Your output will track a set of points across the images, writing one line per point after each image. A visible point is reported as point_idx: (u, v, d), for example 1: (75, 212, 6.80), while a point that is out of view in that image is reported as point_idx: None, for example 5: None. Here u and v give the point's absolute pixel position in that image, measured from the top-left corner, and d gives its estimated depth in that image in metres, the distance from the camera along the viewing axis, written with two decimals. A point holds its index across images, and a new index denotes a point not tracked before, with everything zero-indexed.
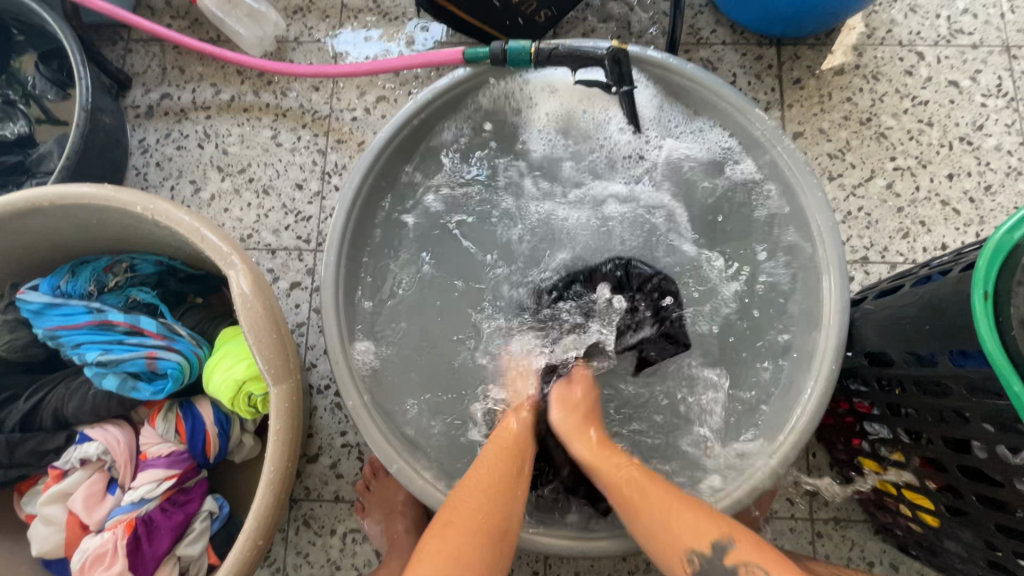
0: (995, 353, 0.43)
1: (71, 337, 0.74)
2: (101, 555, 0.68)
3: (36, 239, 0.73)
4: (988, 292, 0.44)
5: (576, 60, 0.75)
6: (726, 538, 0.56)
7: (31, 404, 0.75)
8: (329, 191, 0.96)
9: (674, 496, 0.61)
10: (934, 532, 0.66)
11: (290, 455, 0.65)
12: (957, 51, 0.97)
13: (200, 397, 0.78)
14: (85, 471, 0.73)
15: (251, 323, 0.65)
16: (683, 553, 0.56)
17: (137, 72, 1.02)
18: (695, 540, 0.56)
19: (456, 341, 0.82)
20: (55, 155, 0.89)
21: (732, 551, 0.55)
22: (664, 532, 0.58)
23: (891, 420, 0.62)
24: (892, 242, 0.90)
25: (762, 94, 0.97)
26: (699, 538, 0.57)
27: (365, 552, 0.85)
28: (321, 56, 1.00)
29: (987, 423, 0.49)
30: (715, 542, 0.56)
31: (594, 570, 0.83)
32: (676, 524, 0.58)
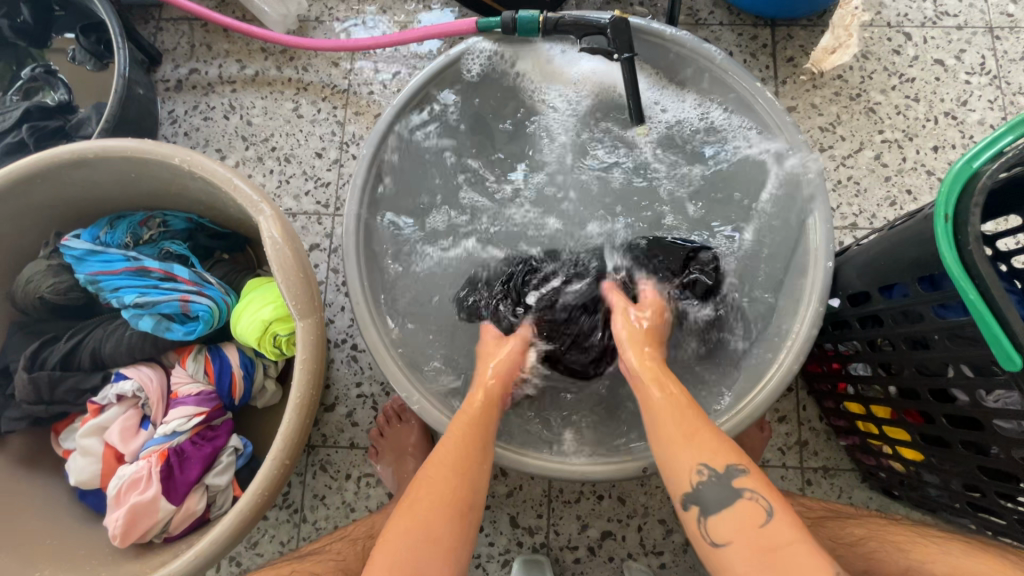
0: (952, 268, 0.48)
1: (109, 282, 0.79)
2: (137, 480, 0.73)
3: (79, 191, 0.79)
4: (948, 214, 0.49)
5: (580, 29, 0.80)
6: (740, 466, 0.53)
7: (71, 345, 0.80)
8: (347, 160, 1.02)
9: (700, 421, 0.58)
10: (913, 465, 0.71)
11: (314, 385, 0.71)
12: (943, 32, 1.02)
13: (227, 342, 0.84)
14: (120, 407, 0.78)
15: (280, 264, 0.70)
16: (692, 470, 0.54)
17: (167, 48, 1.08)
18: (710, 458, 0.54)
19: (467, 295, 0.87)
20: (93, 120, 0.95)
21: (744, 477, 0.53)
22: (676, 459, 0.56)
23: (869, 357, 0.67)
24: (880, 209, 0.95)
25: (757, 71, 1.03)
26: (714, 459, 0.54)
27: (378, 495, 0.89)
28: (341, 34, 1.06)
29: (952, 342, 0.54)
30: (728, 465, 0.54)
31: (595, 514, 0.87)
32: (692, 441, 0.56)
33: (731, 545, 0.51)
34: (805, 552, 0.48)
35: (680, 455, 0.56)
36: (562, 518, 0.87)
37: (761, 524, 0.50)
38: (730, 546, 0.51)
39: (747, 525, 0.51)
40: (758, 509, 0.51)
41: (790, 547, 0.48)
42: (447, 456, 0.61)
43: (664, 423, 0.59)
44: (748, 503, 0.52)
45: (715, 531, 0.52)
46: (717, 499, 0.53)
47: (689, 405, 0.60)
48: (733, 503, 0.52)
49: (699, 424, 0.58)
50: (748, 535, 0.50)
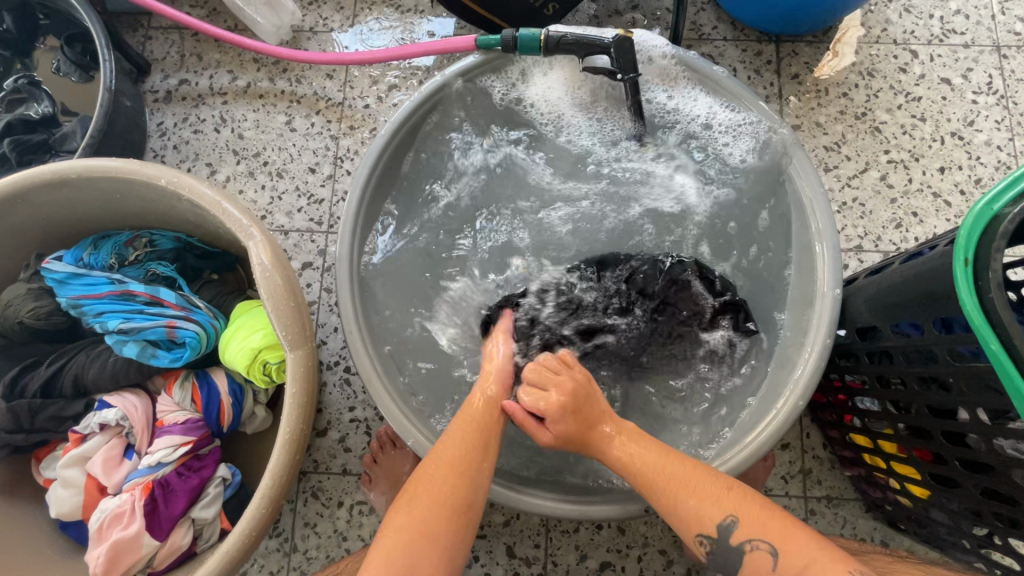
0: (973, 315, 0.46)
1: (93, 306, 0.76)
2: (119, 515, 0.70)
3: (62, 211, 0.77)
4: (967, 258, 0.47)
5: (583, 48, 0.78)
6: (730, 519, 0.56)
7: (52, 371, 0.77)
8: (341, 175, 0.99)
9: (691, 472, 0.60)
10: (921, 502, 0.69)
11: (305, 418, 0.68)
12: (950, 50, 1.01)
13: (216, 368, 0.81)
14: (103, 436, 0.76)
15: (269, 292, 0.68)
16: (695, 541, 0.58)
17: (156, 58, 1.05)
18: (703, 528, 0.57)
19: (464, 320, 0.84)
20: (78, 134, 0.92)
21: (739, 529, 0.56)
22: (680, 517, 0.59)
23: (879, 393, 0.66)
24: (886, 231, 0.94)
25: (761, 88, 1.00)
26: (705, 525, 0.57)
27: (371, 523, 0.87)
28: (335, 46, 1.03)
29: (968, 388, 0.53)
30: (720, 527, 0.56)
31: (594, 543, 0.85)
32: (683, 495, 0.58)
33: None
34: (830, 567, 0.52)
35: (681, 508, 0.58)
36: (560, 548, 0.85)
37: (774, 568, 0.54)
38: None
39: (760, 574, 0.55)
40: (764, 555, 0.55)
41: (817, 567, 0.53)
42: (445, 458, 0.61)
43: (671, 492, 0.59)
44: (754, 555, 0.55)
45: (735, 572, 0.58)
46: (724, 552, 0.57)
47: (673, 456, 0.62)
48: (745, 559, 0.55)
49: (694, 474, 0.60)
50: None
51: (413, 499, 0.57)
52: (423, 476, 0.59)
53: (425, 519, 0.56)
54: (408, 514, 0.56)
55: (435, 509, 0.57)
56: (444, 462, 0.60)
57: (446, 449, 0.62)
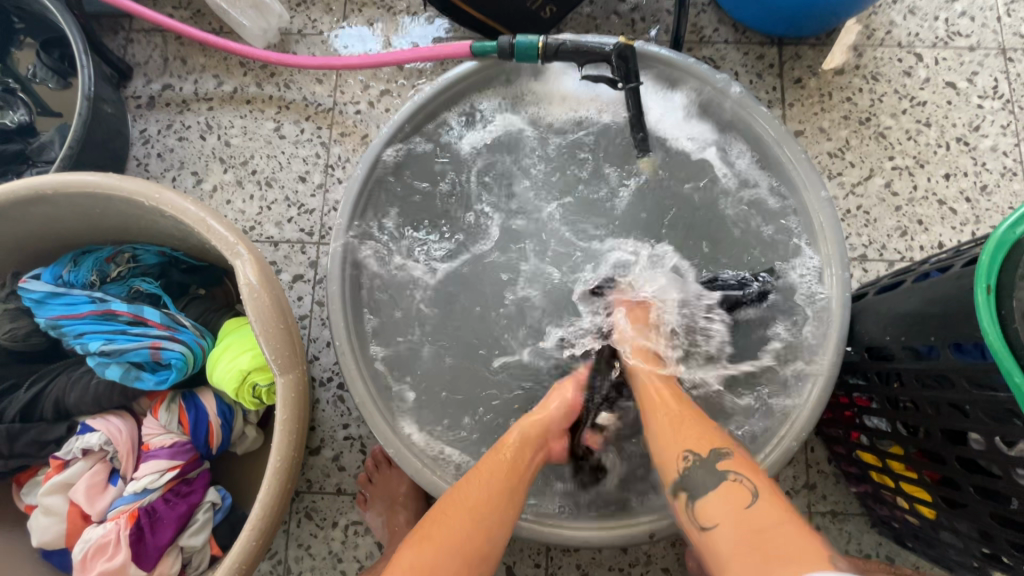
0: (997, 345, 0.46)
1: (73, 327, 0.74)
2: (104, 545, 0.68)
3: (37, 228, 0.73)
4: (990, 285, 0.48)
5: (582, 56, 0.75)
6: (725, 450, 0.56)
7: (31, 395, 0.74)
8: (333, 184, 0.96)
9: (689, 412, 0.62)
10: (930, 524, 0.67)
11: (296, 446, 0.65)
12: (955, 53, 0.99)
13: (203, 388, 0.78)
14: (86, 461, 0.73)
15: (257, 314, 0.65)
16: (678, 457, 0.56)
17: (138, 62, 1.02)
18: (695, 445, 0.57)
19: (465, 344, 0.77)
20: (56, 144, 0.89)
21: (728, 460, 0.55)
22: (669, 443, 0.58)
23: (889, 413, 0.65)
24: (890, 239, 0.92)
25: (764, 92, 0.98)
26: (699, 444, 0.57)
27: (367, 544, 0.85)
28: (325, 49, 1.00)
29: (987, 416, 0.53)
30: (712, 448, 0.56)
31: (595, 562, 0.83)
32: (679, 431, 0.59)
33: (719, 527, 0.51)
34: (795, 531, 0.48)
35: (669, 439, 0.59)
36: (560, 567, 0.83)
37: (746, 505, 0.51)
38: (718, 527, 0.51)
39: (730, 507, 0.51)
40: (744, 488, 0.52)
41: (780, 527, 0.49)
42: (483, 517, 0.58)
43: (656, 418, 0.62)
44: (734, 485, 0.53)
45: (706, 511, 0.53)
46: (700, 483, 0.54)
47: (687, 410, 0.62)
48: (721, 485, 0.53)
49: (686, 412, 0.61)
50: (738, 519, 0.50)
51: (430, 543, 0.53)
52: (441, 519, 0.55)
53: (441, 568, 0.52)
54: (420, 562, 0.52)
55: (456, 554, 0.53)
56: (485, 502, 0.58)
57: (469, 487, 0.58)
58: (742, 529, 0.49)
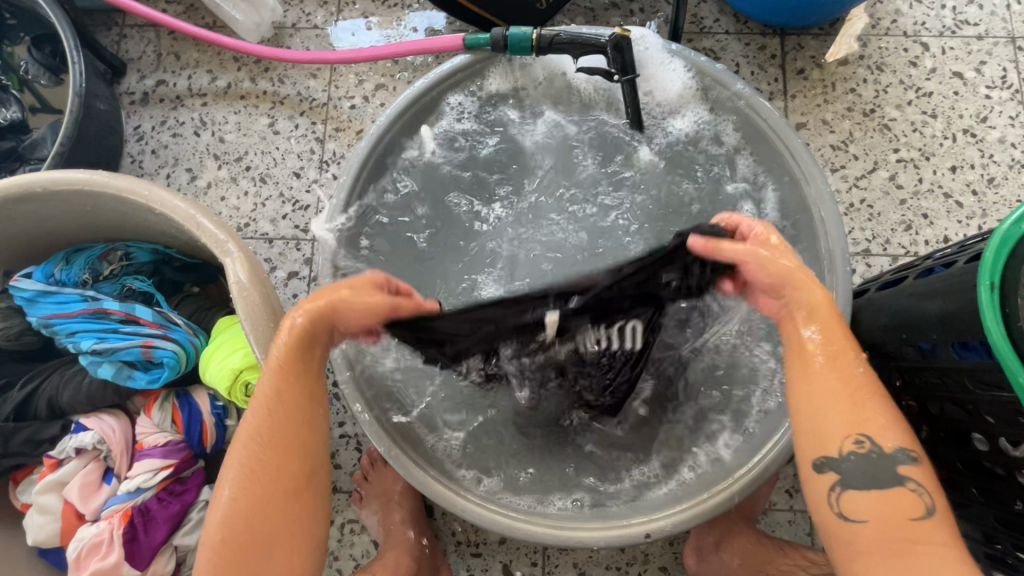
0: (1000, 344, 0.45)
1: (66, 326, 0.73)
2: (97, 544, 0.68)
3: (30, 226, 0.73)
4: (994, 282, 0.46)
5: (578, 48, 0.74)
6: (908, 453, 0.48)
7: (26, 394, 0.74)
8: (327, 180, 0.95)
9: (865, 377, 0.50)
10: None
11: None
12: (962, 42, 0.96)
13: (197, 386, 0.77)
14: (80, 460, 0.73)
15: (248, 313, 0.64)
16: (845, 439, 0.48)
17: (132, 58, 1.01)
18: (877, 437, 0.48)
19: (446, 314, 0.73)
20: (48, 141, 0.88)
21: (907, 467, 0.48)
22: (831, 420, 0.49)
23: (892, 412, 0.64)
24: (894, 234, 0.90)
25: (765, 84, 0.96)
26: (879, 437, 0.48)
27: (363, 543, 0.84)
28: (320, 43, 0.99)
29: (991, 416, 0.52)
30: (894, 448, 0.48)
31: (593, 562, 0.83)
32: (856, 406, 0.49)
33: (869, 523, 0.47)
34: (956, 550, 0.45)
35: (840, 416, 0.49)
36: (557, 566, 0.83)
37: (914, 518, 0.46)
38: (868, 523, 0.47)
39: (891, 514, 0.47)
40: (917, 504, 0.47)
41: (941, 544, 0.45)
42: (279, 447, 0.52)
43: (822, 382, 0.50)
44: (908, 494, 0.47)
45: (853, 504, 0.48)
46: (863, 474, 0.48)
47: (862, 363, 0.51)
48: (892, 489, 0.47)
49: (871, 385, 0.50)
50: (893, 526, 0.46)
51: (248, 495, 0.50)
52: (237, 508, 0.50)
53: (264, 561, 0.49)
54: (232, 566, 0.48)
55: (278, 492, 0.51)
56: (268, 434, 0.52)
57: (257, 461, 0.51)
58: (893, 536, 0.46)
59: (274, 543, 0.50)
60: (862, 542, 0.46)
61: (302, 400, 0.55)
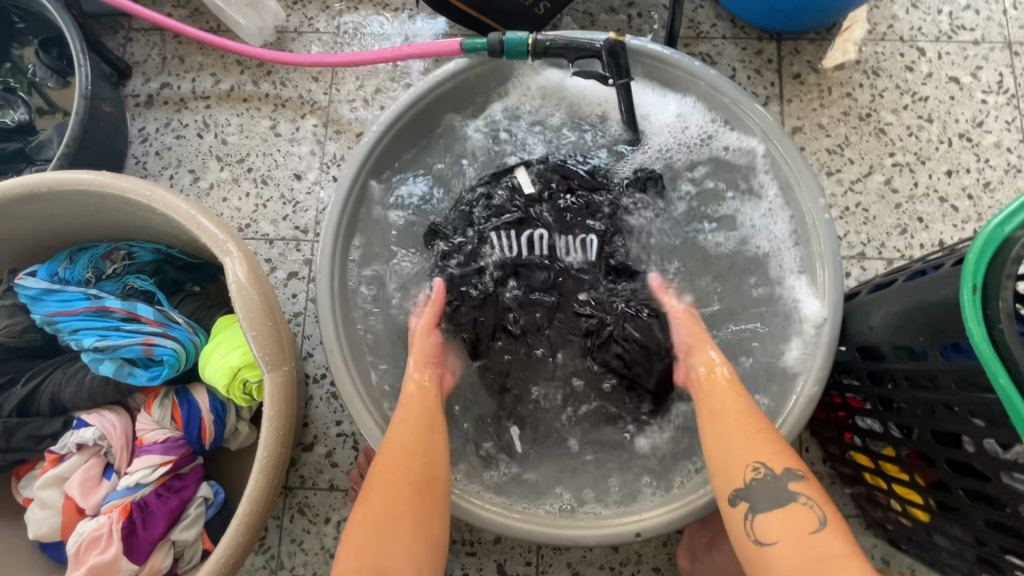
0: (982, 347, 0.46)
1: (68, 323, 0.75)
2: (97, 539, 0.69)
3: (35, 225, 0.74)
4: (976, 285, 0.47)
5: (573, 52, 0.75)
6: (798, 473, 0.56)
7: (29, 390, 0.76)
8: (328, 181, 0.96)
9: (751, 411, 0.61)
10: (923, 526, 0.66)
11: (284, 442, 0.66)
12: (958, 47, 0.97)
13: (196, 384, 0.78)
14: (81, 455, 0.74)
15: (246, 311, 0.65)
16: (748, 465, 0.56)
17: (137, 61, 1.03)
18: (769, 458, 0.56)
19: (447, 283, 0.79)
20: (54, 142, 0.90)
21: (800, 484, 0.55)
22: (732, 451, 0.58)
23: (882, 414, 0.65)
24: (890, 237, 0.90)
25: (762, 88, 0.97)
26: (773, 459, 0.56)
27: None
28: (321, 47, 1.00)
29: (978, 418, 0.52)
30: (786, 467, 0.56)
31: (586, 561, 0.83)
32: (741, 438, 0.58)
33: (780, 544, 0.52)
34: (854, 563, 0.50)
35: (738, 448, 0.58)
36: (551, 566, 0.83)
37: (812, 532, 0.52)
38: (779, 544, 0.52)
39: (797, 530, 0.53)
40: (812, 516, 0.53)
41: (841, 560, 0.50)
42: (399, 457, 0.60)
43: (723, 421, 0.61)
44: (803, 509, 0.54)
45: (763, 527, 0.54)
46: (768, 496, 0.55)
47: (745, 402, 0.62)
48: (790, 506, 0.54)
49: (760, 422, 0.60)
50: (802, 541, 0.52)
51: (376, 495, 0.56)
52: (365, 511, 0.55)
53: (390, 555, 0.53)
54: (366, 553, 0.53)
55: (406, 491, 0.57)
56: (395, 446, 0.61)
57: (390, 463, 0.59)
58: (802, 555, 0.51)
59: (397, 540, 0.54)
60: (781, 563, 0.51)
61: (428, 423, 0.64)
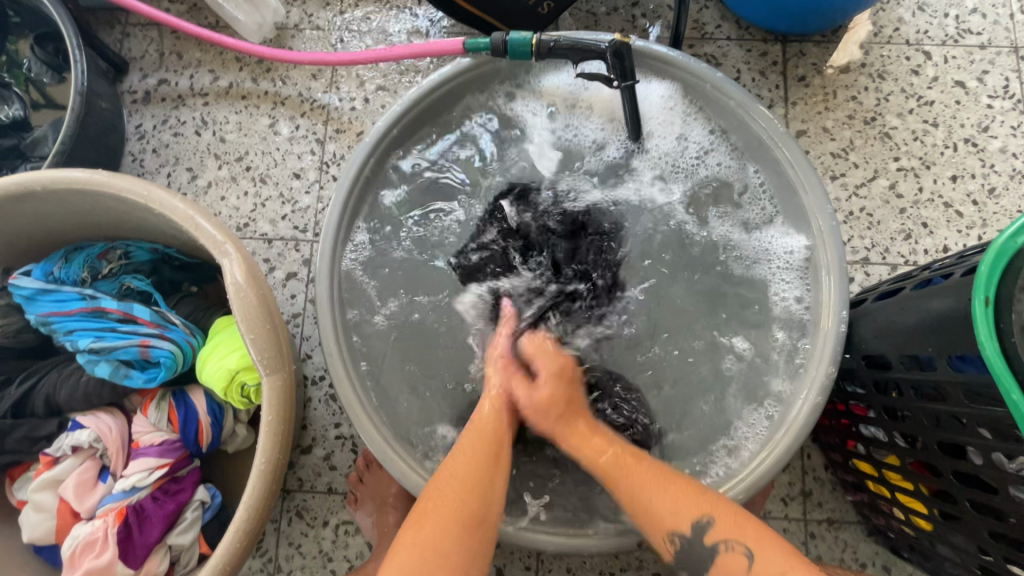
0: (994, 360, 0.45)
1: (64, 324, 0.74)
2: (92, 543, 0.68)
3: (30, 224, 0.73)
4: (988, 297, 0.46)
5: (578, 53, 0.74)
6: (705, 519, 0.56)
7: (24, 391, 0.75)
8: (327, 181, 0.95)
9: (661, 469, 0.61)
10: (926, 535, 0.66)
11: (282, 447, 0.65)
12: (965, 51, 0.96)
13: (193, 386, 0.77)
14: (76, 458, 0.73)
15: (244, 314, 0.64)
16: (665, 539, 0.58)
17: (134, 56, 1.01)
18: (675, 525, 0.57)
19: (434, 282, 0.81)
20: (50, 139, 0.89)
21: (713, 530, 0.56)
22: (650, 515, 0.59)
23: (887, 423, 0.64)
24: (894, 243, 0.90)
25: (766, 91, 0.96)
26: (680, 520, 0.57)
27: (357, 544, 0.84)
28: (321, 44, 0.99)
29: (986, 430, 0.51)
30: (694, 520, 0.56)
31: (586, 567, 0.83)
32: (648, 502, 0.59)
33: None
34: None
35: (652, 507, 0.58)
36: (551, 571, 0.83)
37: (749, 572, 0.53)
38: None
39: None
40: (739, 557, 0.54)
41: None
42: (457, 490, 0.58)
43: (627, 484, 0.61)
44: (729, 556, 0.54)
45: None
46: (697, 559, 0.56)
47: (638, 457, 0.62)
48: (716, 560, 0.55)
49: (656, 475, 0.60)
50: None
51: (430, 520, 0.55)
52: (425, 525, 0.55)
53: None
54: None
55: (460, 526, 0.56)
56: (457, 477, 0.59)
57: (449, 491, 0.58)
58: None
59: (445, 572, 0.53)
60: None
61: (494, 455, 0.62)
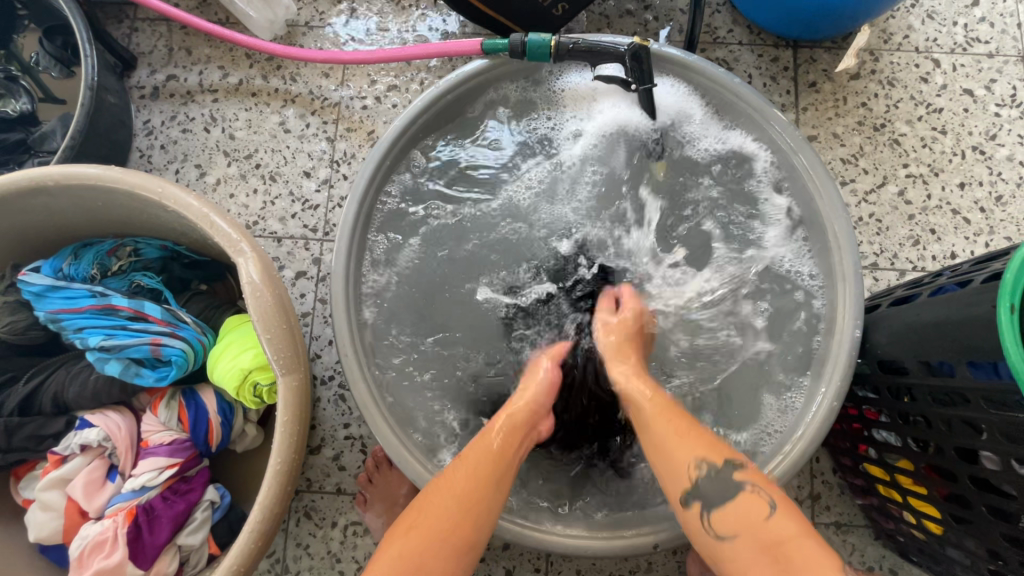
0: (1018, 365, 0.46)
1: (73, 321, 0.73)
2: (101, 543, 0.67)
3: (39, 220, 0.72)
4: (1013, 304, 0.48)
5: (595, 56, 0.74)
6: (731, 463, 0.55)
7: (31, 389, 0.74)
8: (338, 180, 0.94)
9: (686, 419, 0.59)
10: (937, 539, 0.66)
11: (297, 447, 0.64)
12: (973, 59, 0.97)
13: (203, 385, 0.77)
14: (84, 457, 0.72)
15: (260, 313, 0.64)
16: (689, 463, 0.55)
17: (143, 51, 1.00)
18: (704, 455, 0.55)
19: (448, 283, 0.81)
20: (58, 134, 0.88)
21: (739, 471, 0.54)
22: (674, 455, 0.57)
23: (900, 428, 0.64)
24: (903, 248, 0.90)
25: (777, 96, 0.96)
26: (709, 453, 0.56)
27: (366, 545, 0.84)
28: (332, 43, 0.98)
29: (1002, 436, 0.52)
30: (726, 458, 0.55)
31: (595, 569, 0.83)
32: (678, 445, 0.57)
33: (738, 538, 0.51)
34: (817, 541, 0.48)
35: (674, 454, 0.56)
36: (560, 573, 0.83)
37: (766, 518, 0.51)
38: (736, 539, 0.51)
39: (752, 518, 0.51)
40: (761, 500, 0.52)
41: (795, 539, 0.49)
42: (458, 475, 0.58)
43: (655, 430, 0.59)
44: (751, 498, 0.52)
45: (720, 522, 0.53)
46: (717, 493, 0.53)
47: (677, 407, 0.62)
48: (737, 497, 0.53)
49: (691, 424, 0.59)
50: (756, 529, 0.50)
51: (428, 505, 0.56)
52: (414, 531, 0.54)
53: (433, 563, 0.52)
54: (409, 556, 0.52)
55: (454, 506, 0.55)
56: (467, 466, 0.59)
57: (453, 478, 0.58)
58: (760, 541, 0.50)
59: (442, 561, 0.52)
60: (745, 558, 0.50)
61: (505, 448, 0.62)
